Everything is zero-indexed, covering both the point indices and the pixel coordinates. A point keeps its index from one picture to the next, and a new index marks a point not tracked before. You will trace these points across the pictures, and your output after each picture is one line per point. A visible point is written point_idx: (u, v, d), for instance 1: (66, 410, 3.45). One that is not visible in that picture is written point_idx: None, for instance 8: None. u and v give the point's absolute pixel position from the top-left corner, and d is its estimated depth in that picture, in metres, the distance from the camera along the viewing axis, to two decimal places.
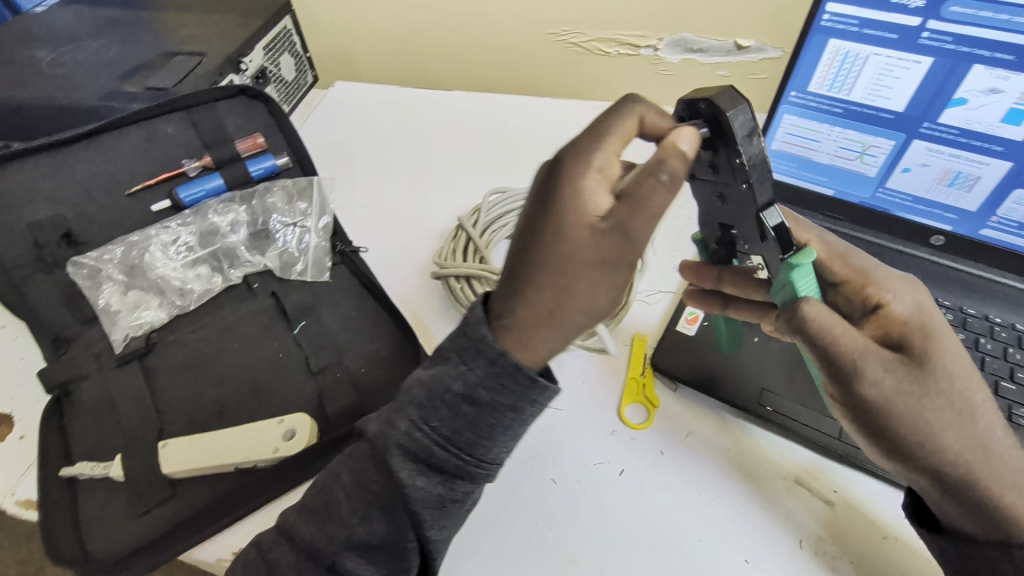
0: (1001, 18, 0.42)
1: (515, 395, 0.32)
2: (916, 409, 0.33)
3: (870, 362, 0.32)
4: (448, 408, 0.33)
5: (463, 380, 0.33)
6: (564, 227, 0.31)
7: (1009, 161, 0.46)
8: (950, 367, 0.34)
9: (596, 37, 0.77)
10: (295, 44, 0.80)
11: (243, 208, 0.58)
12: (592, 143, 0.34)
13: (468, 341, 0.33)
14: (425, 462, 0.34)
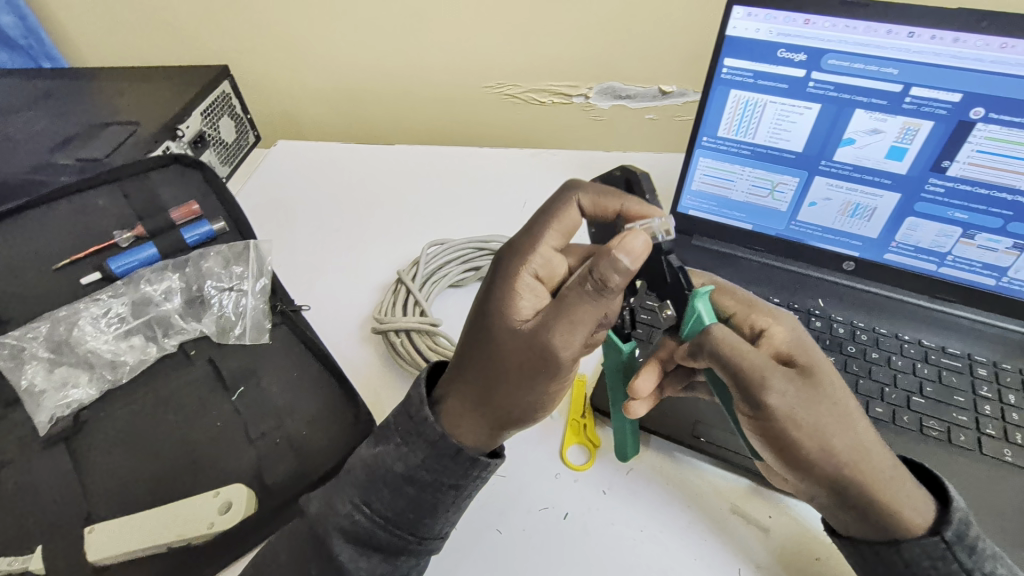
0: (871, 69, 0.46)
1: (456, 475, 0.35)
2: (813, 415, 0.33)
3: (772, 373, 0.34)
4: (390, 488, 0.36)
5: (405, 460, 0.36)
6: (499, 329, 0.35)
7: (898, 193, 0.50)
8: (832, 392, 0.34)
9: (530, 88, 0.81)
10: (235, 106, 0.79)
11: (176, 275, 0.57)
12: (528, 243, 0.38)
13: (410, 421, 0.37)
14: (368, 541, 0.37)
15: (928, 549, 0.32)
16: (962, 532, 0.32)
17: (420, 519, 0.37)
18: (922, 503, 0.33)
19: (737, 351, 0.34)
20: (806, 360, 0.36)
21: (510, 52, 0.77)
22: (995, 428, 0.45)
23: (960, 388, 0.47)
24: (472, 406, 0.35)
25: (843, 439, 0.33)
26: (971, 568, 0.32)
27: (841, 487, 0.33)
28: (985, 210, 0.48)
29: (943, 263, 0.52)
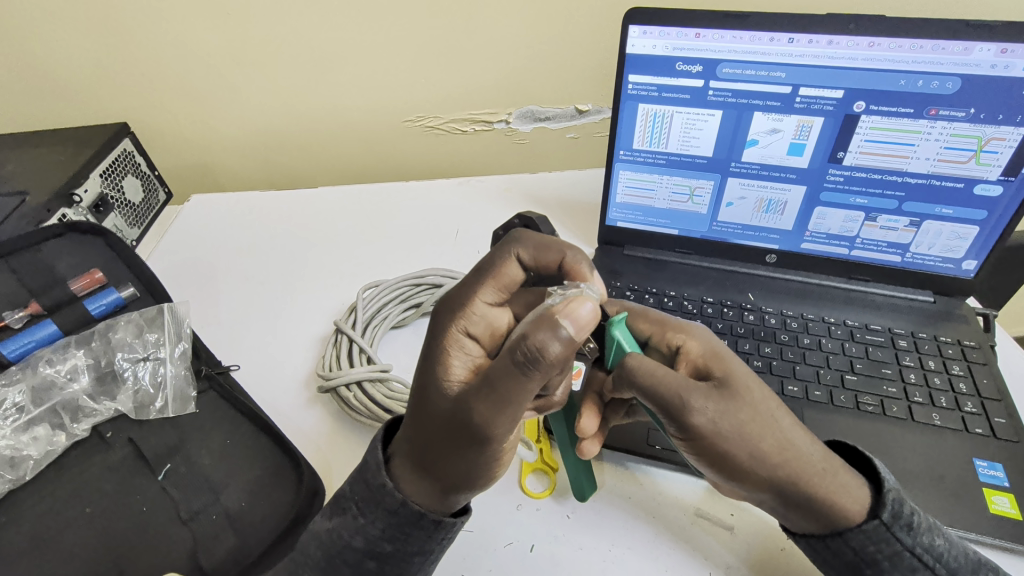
0: (761, 74, 0.49)
1: (420, 542, 0.34)
2: (737, 424, 0.34)
3: (690, 393, 0.34)
4: (351, 565, 0.35)
5: (364, 535, 0.34)
6: (435, 395, 0.34)
7: (803, 185, 0.54)
8: (751, 396, 0.35)
9: (450, 118, 0.81)
10: (139, 165, 0.75)
11: (82, 352, 0.52)
12: (463, 298, 0.38)
13: (368, 491, 0.35)
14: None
15: (871, 535, 0.33)
16: (898, 512, 0.33)
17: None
18: (858, 488, 0.34)
19: (653, 381, 0.35)
20: (722, 369, 0.36)
21: (425, 85, 0.77)
22: (922, 395, 0.47)
23: (885, 361, 0.50)
24: (415, 469, 0.34)
25: (771, 443, 0.33)
26: (911, 545, 0.33)
27: (780, 489, 0.33)
28: (881, 194, 0.52)
29: (854, 246, 0.56)
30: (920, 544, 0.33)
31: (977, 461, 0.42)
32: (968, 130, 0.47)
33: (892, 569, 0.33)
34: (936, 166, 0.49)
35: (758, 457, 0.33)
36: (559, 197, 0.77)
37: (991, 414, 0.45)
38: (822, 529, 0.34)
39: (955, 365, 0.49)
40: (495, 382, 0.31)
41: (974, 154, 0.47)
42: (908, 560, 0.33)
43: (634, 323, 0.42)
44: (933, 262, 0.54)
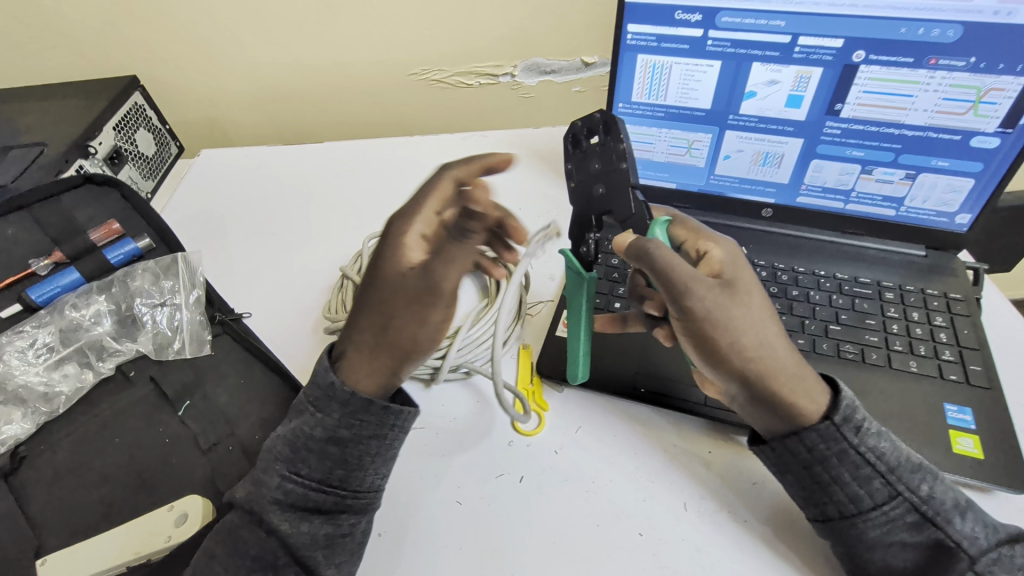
0: (760, 23, 0.49)
1: (372, 423, 0.38)
2: (728, 317, 0.37)
3: (697, 283, 0.36)
4: (316, 453, 0.39)
5: (323, 425, 0.39)
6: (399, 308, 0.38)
7: (800, 138, 0.54)
8: (748, 304, 0.38)
9: (455, 71, 0.81)
10: (150, 118, 0.77)
11: (103, 298, 0.56)
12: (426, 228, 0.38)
13: (322, 390, 0.39)
14: (304, 507, 0.38)
15: (823, 434, 0.36)
16: (848, 415, 0.37)
17: (349, 475, 0.39)
18: (820, 392, 0.37)
19: (667, 259, 0.36)
20: (733, 275, 0.39)
21: (428, 36, 0.77)
22: (902, 344, 0.48)
23: (870, 312, 0.51)
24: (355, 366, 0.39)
25: (750, 338, 0.37)
26: (855, 444, 0.36)
27: (748, 379, 0.37)
28: (877, 146, 0.52)
29: (849, 200, 0.56)
30: (864, 444, 0.36)
31: (947, 406, 0.44)
32: (968, 80, 0.46)
33: (840, 465, 0.36)
34: (933, 118, 0.49)
35: (735, 348, 0.37)
36: (562, 151, 0.77)
37: (968, 362, 0.47)
38: (779, 424, 0.38)
39: (938, 317, 0.50)
40: (388, 275, 0.37)
41: (972, 105, 0.47)
42: (853, 458, 0.36)
43: (673, 229, 0.43)
44: (927, 216, 0.54)
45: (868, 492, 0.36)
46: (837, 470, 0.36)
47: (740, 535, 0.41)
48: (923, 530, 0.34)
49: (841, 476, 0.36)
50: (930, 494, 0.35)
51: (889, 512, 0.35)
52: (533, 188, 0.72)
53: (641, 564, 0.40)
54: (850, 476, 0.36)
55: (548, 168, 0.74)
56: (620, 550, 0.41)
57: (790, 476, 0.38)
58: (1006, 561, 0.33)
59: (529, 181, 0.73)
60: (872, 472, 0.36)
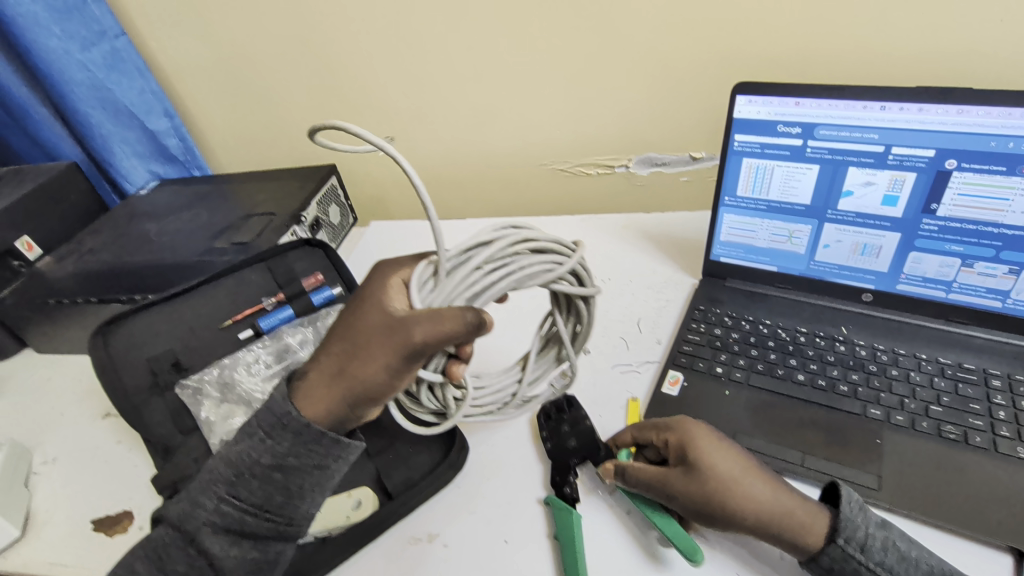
0: (856, 135, 0.57)
1: (317, 456, 0.47)
2: (706, 495, 0.47)
3: (670, 480, 0.48)
4: (259, 479, 0.47)
5: (270, 453, 0.47)
6: (363, 354, 0.45)
7: (897, 232, 0.59)
8: (715, 470, 0.47)
9: (578, 163, 0.96)
10: (340, 195, 0.99)
11: (309, 328, 0.72)
12: (381, 297, 0.47)
13: (274, 420, 0.48)
14: (238, 531, 0.47)
15: (833, 556, 0.44)
16: (851, 536, 0.44)
17: (287, 502, 0.48)
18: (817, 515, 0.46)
19: (639, 474, 0.50)
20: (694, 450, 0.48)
21: (560, 135, 0.93)
22: (1009, 430, 0.50)
23: (975, 397, 0.53)
24: (318, 386, 0.48)
25: (732, 504, 0.46)
26: (863, 560, 0.44)
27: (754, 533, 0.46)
28: (977, 243, 0.56)
29: (951, 290, 0.59)
30: (870, 558, 0.44)
31: None
32: None
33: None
34: None
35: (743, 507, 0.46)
36: (670, 232, 0.87)
37: None
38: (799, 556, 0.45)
39: None
40: (371, 313, 0.46)
41: None
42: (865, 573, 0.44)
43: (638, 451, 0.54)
44: None
45: None
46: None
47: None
48: None
49: None
50: None
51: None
52: (642, 263, 0.81)
53: None
54: None
55: (657, 246, 0.84)
56: None
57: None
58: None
59: (639, 257, 0.83)
60: None
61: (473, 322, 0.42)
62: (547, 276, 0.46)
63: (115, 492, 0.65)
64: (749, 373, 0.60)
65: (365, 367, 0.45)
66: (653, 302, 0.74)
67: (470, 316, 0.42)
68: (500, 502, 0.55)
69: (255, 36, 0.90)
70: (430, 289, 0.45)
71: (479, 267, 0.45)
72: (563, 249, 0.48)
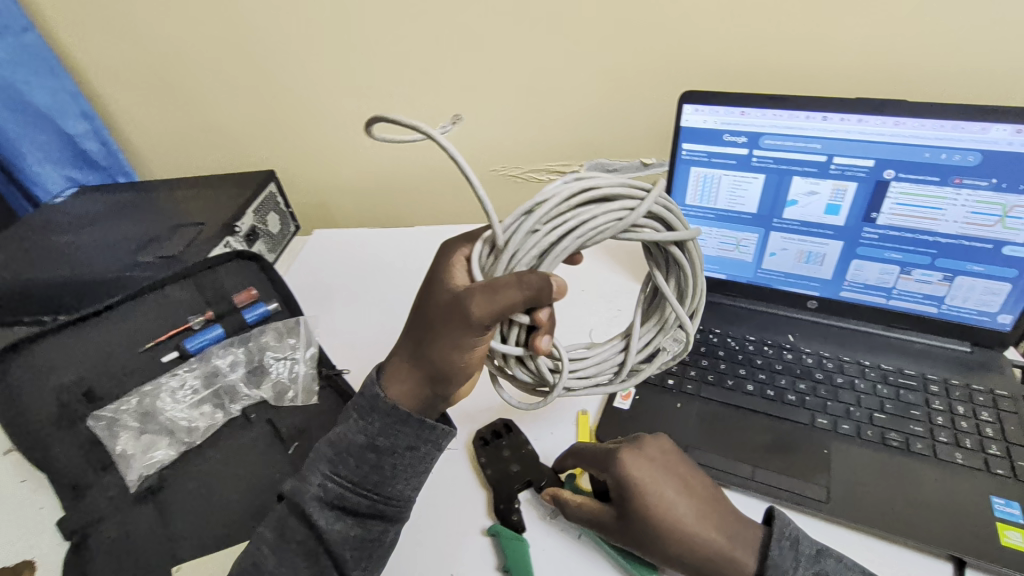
0: (799, 145, 0.57)
1: (408, 435, 0.46)
2: (636, 537, 0.45)
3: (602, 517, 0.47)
4: (355, 457, 0.47)
5: (364, 432, 0.47)
6: (434, 335, 0.44)
7: (840, 240, 0.60)
8: (640, 518, 0.45)
9: (529, 168, 0.93)
10: (279, 203, 0.93)
11: (241, 349, 0.67)
12: (444, 274, 0.45)
13: (366, 402, 0.48)
14: (341, 508, 0.47)
15: None
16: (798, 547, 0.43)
17: (382, 481, 0.47)
18: (745, 557, 0.43)
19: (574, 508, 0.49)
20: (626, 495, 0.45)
21: (509, 140, 0.90)
22: (947, 436, 0.51)
23: (915, 403, 0.54)
24: (397, 372, 0.47)
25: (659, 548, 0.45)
26: None
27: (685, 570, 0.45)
28: (914, 251, 0.57)
29: (891, 296, 0.61)
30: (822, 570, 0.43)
31: (994, 498, 0.47)
32: (993, 198, 0.52)
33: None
34: (965, 228, 0.54)
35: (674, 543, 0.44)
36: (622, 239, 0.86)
37: (1015, 457, 0.49)
38: None
39: (985, 412, 0.53)
40: (436, 293, 0.44)
41: (999, 218, 0.53)
42: None
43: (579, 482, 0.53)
44: (969, 315, 0.58)
45: None
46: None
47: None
48: None
49: None
50: None
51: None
52: (594, 271, 0.80)
53: None
54: None
55: (609, 253, 0.83)
56: None
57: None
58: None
59: (591, 265, 0.81)
60: None
61: (528, 283, 0.38)
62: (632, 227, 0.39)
63: (18, 540, 0.59)
64: (701, 385, 0.59)
65: (439, 348, 0.43)
66: (605, 311, 0.73)
67: (524, 277, 0.38)
68: (445, 530, 0.53)
69: (183, 33, 0.83)
70: (490, 263, 0.42)
71: (536, 229, 0.39)
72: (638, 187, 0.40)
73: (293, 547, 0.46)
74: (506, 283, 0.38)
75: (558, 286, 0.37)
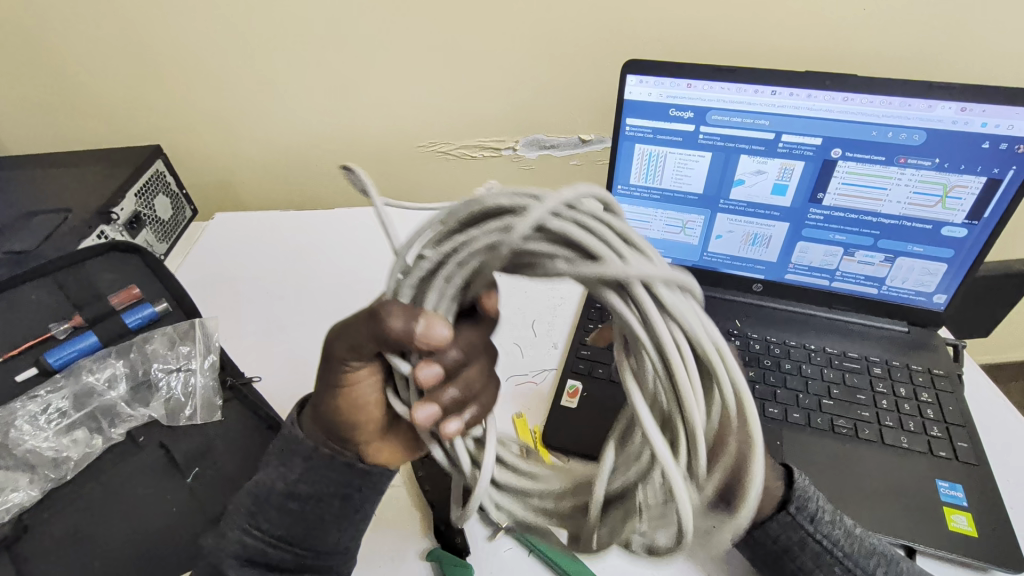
0: (747, 121, 0.54)
1: (333, 482, 0.37)
2: None
3: None
4: (276, 508, 0.38)
5: (284, 479, 0.38)
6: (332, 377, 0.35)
7: (786, 222, 0.58)
8: None
9: (460, 145, 0.86)
10: (169, 184, 0.80)
11: (120, 361, 0.57)
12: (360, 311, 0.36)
13: (288, 443, 0.38)
14: (263, 563, 0.39)
15: (782, 525, 0.36)
16: (804, 505, 0.36)
17: (309, 533, 0.38)
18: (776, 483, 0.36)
19: None
20: None
21: (438, 113, 0.82)
22: (892, 419, 0.51)
23: (860, 387, 0.54)
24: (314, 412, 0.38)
25: None
26: (812, 532, 0.36)
27: None
28: (858, 231, 0.56)
29: (834, 278, 0.60)
30: (819, 531, 0.37)
31: (940, 482, 0.47)
32: (935, 177, 0.51)
33: (802, 553, 0.37)
34: (907, 209, 0.53)
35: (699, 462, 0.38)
36: None
37: (955, 438, 0.49)
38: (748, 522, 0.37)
39: (924, 392, 0.53)
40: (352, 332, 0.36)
41: (940, 199, 0.52)
42: (813, 548, 0.37)
43: None
44: (907, 295, 0.58)
45: None
46: (801, 559, 0.37)
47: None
48: None
49: (805, 566, 0.37)
50: None
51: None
52: None
53: None
54: (813, 565, 0.37)
55: None
56: None
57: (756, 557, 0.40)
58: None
59: None
60: (832, 560, 0.37)
61: (384, 319, 0.28)
62: (630, 387, 0.26)
63: None
64: None
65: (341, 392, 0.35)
66: (547, 300, 0.68)
67: (383, 309, 0.28)
68: (378, 563, 0.46)
69: None
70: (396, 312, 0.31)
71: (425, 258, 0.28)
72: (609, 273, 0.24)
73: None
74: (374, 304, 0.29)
75: (419, 332, 0.27)
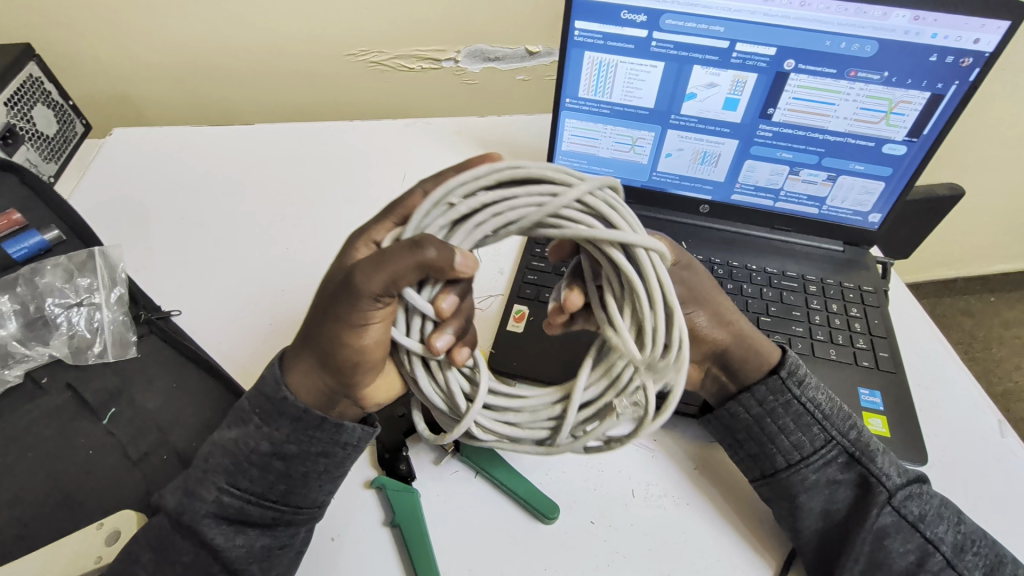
0: (702, 27, 0.51)
1: (323, 443, 0.38)
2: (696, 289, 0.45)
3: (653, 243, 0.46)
4: (258, 467, 0.38)
5: (269, 439, 0.38)
6: (324, 322, 0.35)
7: (735, 139, 0.56)
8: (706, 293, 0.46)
9: (395, 54, 0.77)
10: (50, 93, 0.68)
11: (7, 297, 0.51)
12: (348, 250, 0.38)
13: (272, 404, 0.38)
14: (241, 521, 0.38)
15: (771, 386, 0.43)
16: (792, 370, 0.43)
17: (292, 490, 0.39)
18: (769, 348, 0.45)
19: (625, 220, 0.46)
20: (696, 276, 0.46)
21: (368, 14, 0.73)
22: (823, 334, 0.54)
23: (797, 304, 0.56)
24: (292, 370, 0.38)
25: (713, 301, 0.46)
26: (799, 395, 0.43)
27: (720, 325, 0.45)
28: (804, 149, 0.55)
29: (778, 198, 0.60)
30: (805, 394, 0.43)
31: (862, 390, 0.50)
32: (882, 92, 0.51)
33: (785, 414, 0.42)
34: (853, 126, 0.53)
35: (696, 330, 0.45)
36: (508, 140, 0.76)
37: (878, 349, 0.52)
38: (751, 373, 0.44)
39: (854, 308, 0.56)
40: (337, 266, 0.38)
41: (884, 115, 0.52)
42: (796, 407, 0.42)
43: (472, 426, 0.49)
44: (845, 215, 0.59)
45: (809, 439, 0.42)
46: (783, 420, 0.42)
47: (690, 507, 0.46)
48: (851, 468, 0.41)
49: (786, 425, 0.42)
50: (858, 438, 0.42)
51: (825, 455, 0.42)
52: None
53: (593, 552, 0.43)
54: (794, 424, 0.42)
55: None
56: (572, 536, 0.44)
57: (742, 432, 0.44)
58: (915, 495, 0.40)
59: None
60: (811, 420, 0.42)
61: (422, 251, 0.32)
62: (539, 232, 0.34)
63: None
64: None
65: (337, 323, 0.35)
66: None
67: (417, 242, 0.32)
68: None
69: None
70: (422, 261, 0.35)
71: (452, 203, 0.34)
72: (507, 173, 0.34)
73: (178, 571, 0.37)
74: (422, 258, 0.32)
75: (458, 262, 0.32)
